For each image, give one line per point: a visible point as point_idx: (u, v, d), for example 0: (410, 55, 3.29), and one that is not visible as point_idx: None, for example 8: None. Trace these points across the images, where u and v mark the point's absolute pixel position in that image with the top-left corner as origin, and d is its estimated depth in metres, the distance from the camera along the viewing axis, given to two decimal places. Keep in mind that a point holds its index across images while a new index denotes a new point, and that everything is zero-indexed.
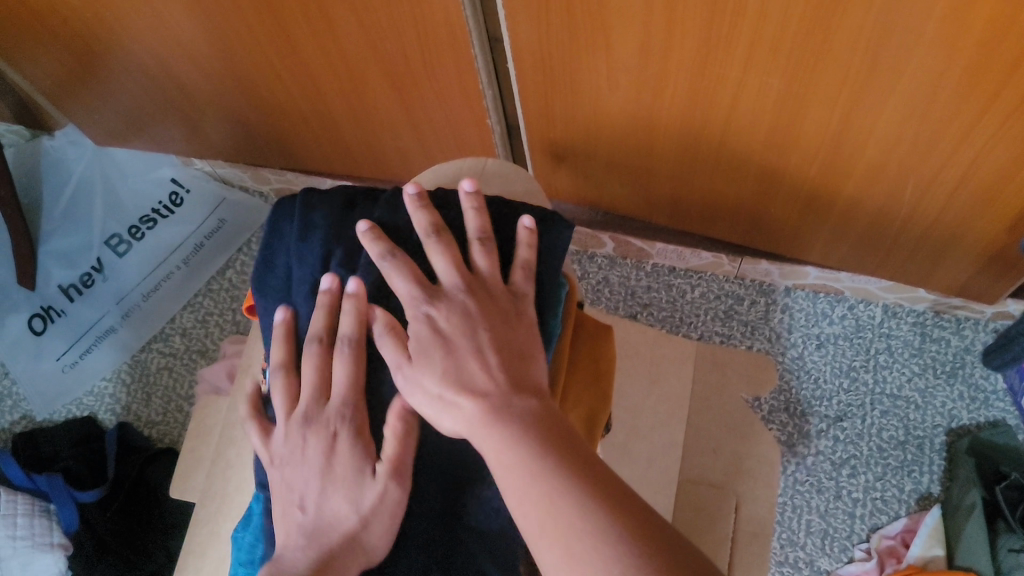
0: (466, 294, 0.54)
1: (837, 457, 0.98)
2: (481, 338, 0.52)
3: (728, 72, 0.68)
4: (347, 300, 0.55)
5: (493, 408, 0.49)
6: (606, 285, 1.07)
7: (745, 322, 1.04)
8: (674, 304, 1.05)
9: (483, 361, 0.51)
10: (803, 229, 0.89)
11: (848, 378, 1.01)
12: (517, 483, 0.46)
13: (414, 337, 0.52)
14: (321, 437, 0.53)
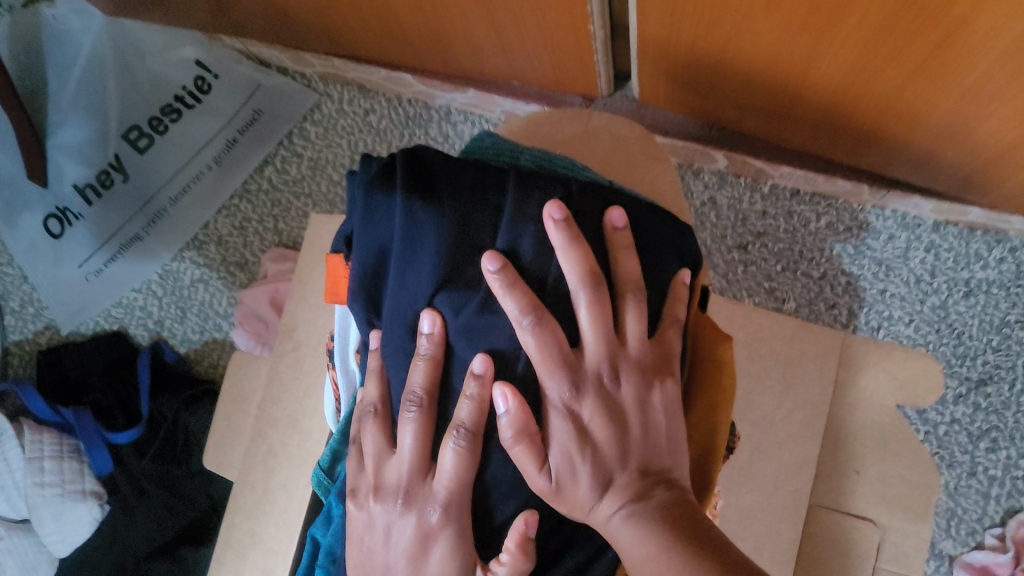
0: (613, 383, 0.50)
1: (975, 428, 0.84)
2: (624, 431, 0.49)
3: (945, 14, 0.48)
4: (473, 383, 0.48)
5: (640, 508, 0.48)
6: (712, 207, 0.90)
7: (878, 260, 0.87)
8: (795, 234, 0.88)
9: (624, 455, 0.49)
10: (983, 171, 0.70)
11: (999, 336, 0.84)
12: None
13: (555, 426, 0.49)
14: (417, 522, 0.50)
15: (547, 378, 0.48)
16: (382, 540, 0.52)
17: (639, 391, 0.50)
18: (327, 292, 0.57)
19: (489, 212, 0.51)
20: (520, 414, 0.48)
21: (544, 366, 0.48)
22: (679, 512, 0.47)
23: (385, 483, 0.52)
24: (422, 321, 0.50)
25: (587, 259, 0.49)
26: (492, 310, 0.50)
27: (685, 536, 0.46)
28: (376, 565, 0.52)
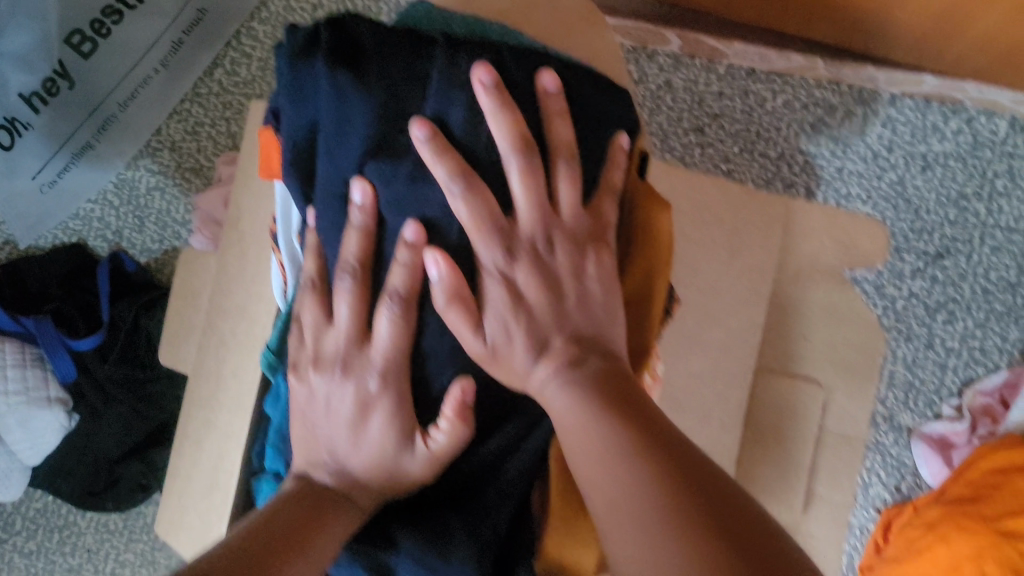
0: (548, 251, 0.48)
1: (932, 301, 0.84)
2: (560, 297, 0.48)
3: None
4: (403, 251, 0.47)
5: (575, 374, 0.46)
6: (667, 90, 0.88)
7: (835, 137, 0.86)
8: (751, 115, 0.87)
9: (561, 323, 0.48)
10: (936, 31, 0.69)
11: (955, 208, 0.85)
12: (589, 454, 0.43)
13: (488, 292, 0.47)
14: (354, 392, 0.50)
15: (479, 242, 0.47)
16: (319, 410, 0.51)
17: (573, 259, 0.49)
18: (263, 165, 0.54)
19: (414, 80, 0.47)
20: (451, 281, 0.47)
21: (476, 230, 0.47)
22: (617, 385, 0.46)
23: (323, 353, 0.51)
24: (354, 190, 0.47)
25: (518, 121, 0.46)
26: (422, 180, 0.47)
27: (623, 410, 0.44)
28: (318, 436, 0.51)
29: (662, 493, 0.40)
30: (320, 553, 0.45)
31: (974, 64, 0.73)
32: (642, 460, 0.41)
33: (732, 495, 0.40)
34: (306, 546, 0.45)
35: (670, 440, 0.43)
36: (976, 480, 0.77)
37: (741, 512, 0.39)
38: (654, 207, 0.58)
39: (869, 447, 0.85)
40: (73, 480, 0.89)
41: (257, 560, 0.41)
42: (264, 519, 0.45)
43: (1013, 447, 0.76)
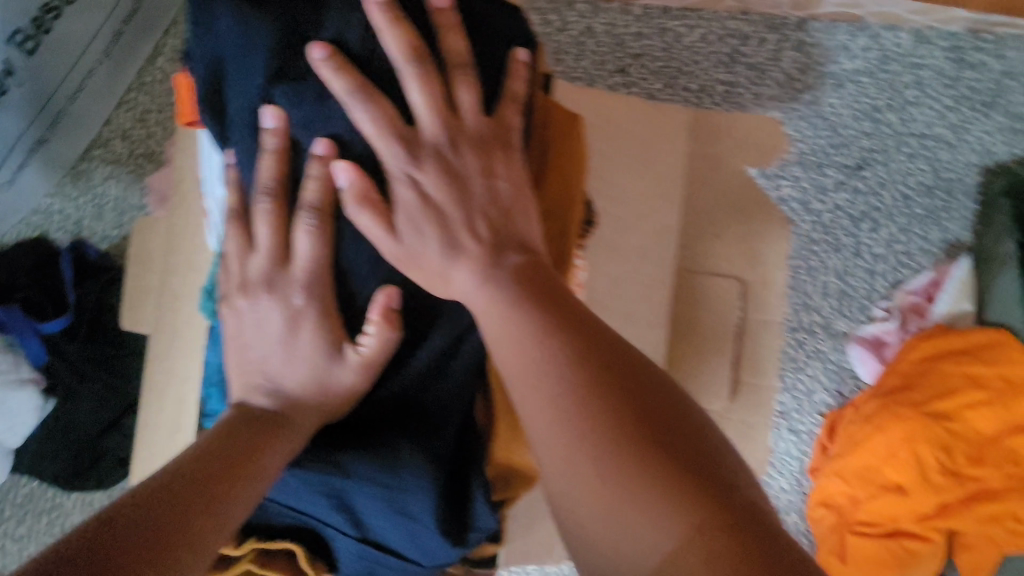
0: (454, 156, 0.51)
1: (856, 211, 0.89)
2: (468, 199, 0.51)
3: None
4: (315, 168, 0.49)
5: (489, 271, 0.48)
6: (589, 35, 0.92)
7: (752, 65, 0.90)
8: (671, 51, 0.91)
9: (470, 222, 0.50)
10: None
11: (870, 121, 0.89)
12: (505, 339, 0.45)
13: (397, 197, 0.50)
14: (280, 309, 0.50)
15: (383, 150, 0.49)
16: (248, 336, 0.52)
17: (478, 163, 0.51)
18: (182, 113, 0.58)
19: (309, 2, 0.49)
20: (361, 189, 0.49)
21: (380, 138, 0.49)
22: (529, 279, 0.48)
23: (249, 279, 0.52)
24: (263, 116, 0.49)
25: (408, 33, 0.49)
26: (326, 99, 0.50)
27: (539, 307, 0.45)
28: (250, 361, 0.52)
29: (586, 394, 0.39)
30: (256, 485, 0.45)
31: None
32: (552, 337, 0.42)
33: (654, 386, 0.41)
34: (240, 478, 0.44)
35: (587, 331, 0.43)
36: (907, 372, 0.79)
37: (662, 403, 0.40)
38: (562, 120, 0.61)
39: (809, 355, 0.88)
40: (57, 462, 0.92)
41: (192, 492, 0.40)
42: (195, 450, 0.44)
43: (941, 336, 0.79)
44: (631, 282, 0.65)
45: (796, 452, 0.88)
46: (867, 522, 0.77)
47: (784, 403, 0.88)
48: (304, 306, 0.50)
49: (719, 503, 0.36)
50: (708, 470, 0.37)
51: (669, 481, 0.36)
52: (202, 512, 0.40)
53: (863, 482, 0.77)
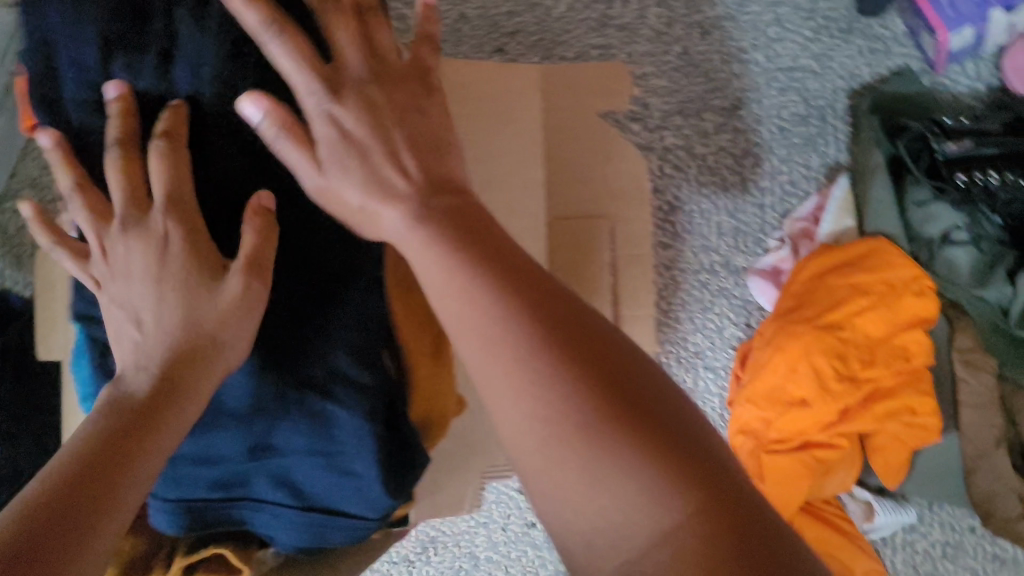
0: (378, 96, 0.45)
1: (739, 149, 0.92)
2: (393, 137, 0.44)
3: None
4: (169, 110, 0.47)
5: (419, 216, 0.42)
6: (464, 21, 0.94)
7: (621, 25, 0.93)
8: (543, 23, 0.94)
9: (395, 160, 0.44)
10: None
11: (740, 63, 0.92)
12: (448, 304, 0.38)
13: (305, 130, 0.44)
14: (144, 248, 0.44)
15: (299, 85, 0.44)
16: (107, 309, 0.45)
17: (402, 102, 0.46)
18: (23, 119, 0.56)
19: None
20: (277, 118, 0.44)
21: (297, 69, 0.44)
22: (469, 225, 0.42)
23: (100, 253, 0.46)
24: (105, 87, 0.47)
25: None
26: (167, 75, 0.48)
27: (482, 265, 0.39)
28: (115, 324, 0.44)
29: (552, 384, 0.34)
30: (161, 451, 0.40)
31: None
32: (505, 297, 0.37)
33: (622, 361, 0.35)
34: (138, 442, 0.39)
35: (537, 289, 0.38)
36: (801, 294, 0.81)
37: (634, 380, 0.35)
38: None
39: (715, 293, 0.91)
40: None
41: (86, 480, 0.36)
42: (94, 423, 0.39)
43: (825, 255, 0.82)
44: None
45: (714, 389, 0.91)
46: (779, 440, 0.79)
47: (698, 344, 0.91)
48: (172, 241, 0.44)
49: (719, 499, 0.31)
50: (688, 450, 0.33)
51: (659, 475, 0.32)
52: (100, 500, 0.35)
53: (770, 402, 0.79)
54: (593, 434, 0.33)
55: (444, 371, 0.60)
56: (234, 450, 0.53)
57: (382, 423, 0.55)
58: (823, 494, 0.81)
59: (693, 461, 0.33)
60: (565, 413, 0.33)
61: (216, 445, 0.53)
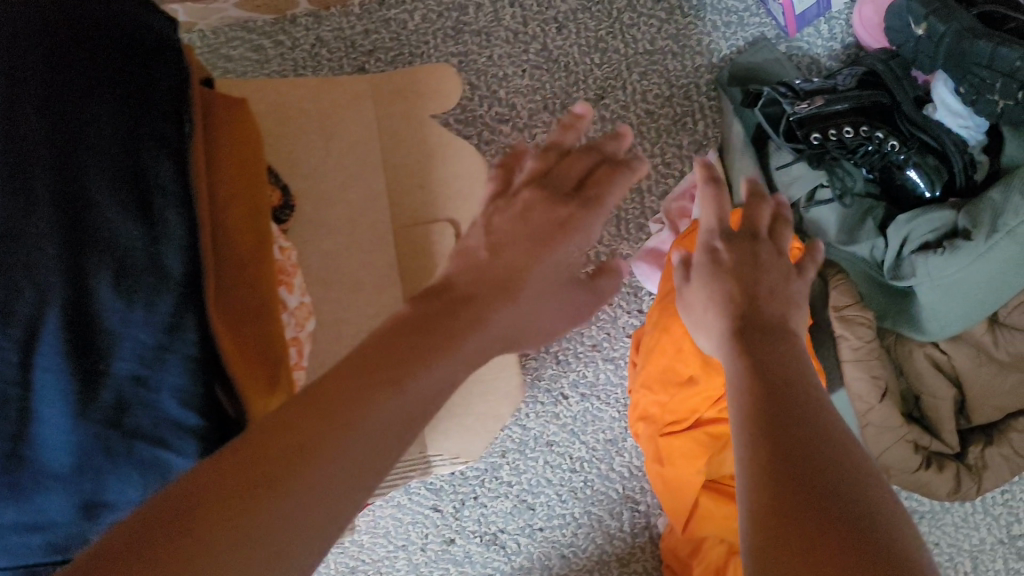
0: (718, 253, 0.54)
1: (610, 138, 0.91)
2: (723, 283, 0.51)
3: None
4: None
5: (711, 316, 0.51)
6: (321, 45, 0.94)
7: (476, 30, 0.93)
8: (399, 37, 0.94)
9: (722, 283, 0.52)
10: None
11: (599, 52, 0.92)
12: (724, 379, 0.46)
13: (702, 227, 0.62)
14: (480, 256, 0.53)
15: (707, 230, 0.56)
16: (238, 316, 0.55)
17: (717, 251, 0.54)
18: None
19: None
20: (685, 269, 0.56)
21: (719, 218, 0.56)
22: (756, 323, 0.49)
23: None
24: None
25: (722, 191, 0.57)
26: None
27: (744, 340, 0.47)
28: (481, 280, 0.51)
29: (751, 442, 0.40)
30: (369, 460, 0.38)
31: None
32: (747, 387, 0.44)
33: (856, 476, 0.38)
34: (352, 413, 0.38)
35: (779, 387, 0.43)
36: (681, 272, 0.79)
37: (818, 453, 0.38)
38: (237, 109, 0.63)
39: None
40: None
41: (259, 481, 0.34)
42: (278, 423, 0.37)
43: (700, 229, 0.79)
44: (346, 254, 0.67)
45: (616, 379, 0.90)
46: (672, 421, 0.79)
47: (595, 336, 0.90)
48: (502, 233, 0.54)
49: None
50: (845, 524, 0.34)
51: (808, 536, 0.34)
52: (274, 496, 0.34)
53: (658, 387, 0.79)
54: (769, 472, 0.38)
55: (282, 394, 0.60)
56: (62, 515, 0.50)
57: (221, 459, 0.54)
58: (725, 471, 0.80)
59: (859, 548, 0.33)
60: (756, 439, 0.40)
61: (41, 515, 0.50)
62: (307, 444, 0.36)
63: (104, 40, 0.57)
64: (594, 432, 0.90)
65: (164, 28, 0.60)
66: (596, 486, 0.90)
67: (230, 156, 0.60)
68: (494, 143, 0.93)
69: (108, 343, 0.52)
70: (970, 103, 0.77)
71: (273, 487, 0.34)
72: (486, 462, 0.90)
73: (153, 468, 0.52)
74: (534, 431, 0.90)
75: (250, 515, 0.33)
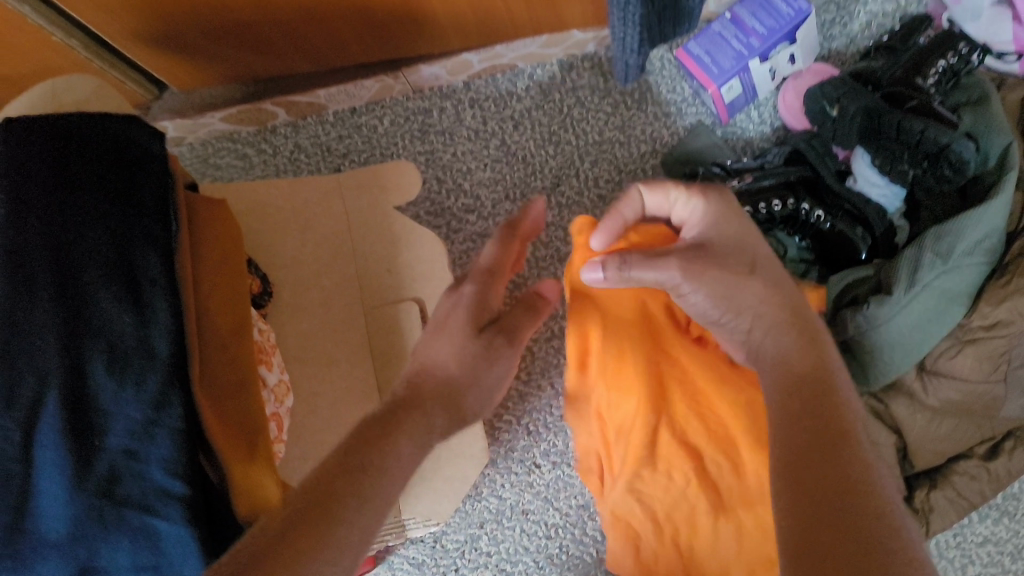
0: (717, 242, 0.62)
1: (566, 222, 0.99)
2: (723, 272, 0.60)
3: None
4: None
5: (762, 293, 0.60)
6: (300, 151, 1.03)
7: (441, 130, 1.02)
8: (371, 141, 1.03)
9: (712, 275, 0.60)
10: (454, 6, 0.85)
11: (553, 145, 1.01)
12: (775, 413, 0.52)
13: (631, 219, 0.69)
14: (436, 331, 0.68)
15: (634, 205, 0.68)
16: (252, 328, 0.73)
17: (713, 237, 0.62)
18: None
19: None
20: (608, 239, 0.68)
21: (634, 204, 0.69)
22: (780, 296, 0.60)
23: None
24: None
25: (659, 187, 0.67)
26: None
27: (792, 316, 0.59)
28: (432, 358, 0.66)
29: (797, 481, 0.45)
30: (340, 523, 0.52)
31: (482, 18, 0.88)
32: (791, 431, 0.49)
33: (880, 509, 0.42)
34: (346, 484, 0.54)
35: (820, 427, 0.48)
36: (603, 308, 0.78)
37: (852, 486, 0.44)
38: (213, 208, 0.70)
39: None
40: None
41: (265, 557, 0.48)
42: (255, 540, 0.49)
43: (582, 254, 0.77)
44: (319, 336, 0.74)
45: None
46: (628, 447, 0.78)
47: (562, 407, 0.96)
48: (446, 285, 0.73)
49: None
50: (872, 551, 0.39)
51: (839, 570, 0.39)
52: (295, 540, 0.49)
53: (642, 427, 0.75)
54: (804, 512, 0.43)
55: (262, 462, 0.64)
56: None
57: (203, 522, 0.59)
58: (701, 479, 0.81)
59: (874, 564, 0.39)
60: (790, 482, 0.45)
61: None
62: (304, 522, 0.51)
63: (97, 151, 0.64)
64: (567, 498, 0.95)
65: (151, 137, 0.68)
66: (571, 551, 0.95)
67: (209, 248, 0.67)
68: (461, 231, 1.00)
69: (101, 423, 0.58)
70: (887, 173, 0.84)
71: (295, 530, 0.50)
72: (465, 533, 0.96)
73: (141, 532, 0.57)
74: (511, 500, 0.96)
75: (279, 552, 0.48)
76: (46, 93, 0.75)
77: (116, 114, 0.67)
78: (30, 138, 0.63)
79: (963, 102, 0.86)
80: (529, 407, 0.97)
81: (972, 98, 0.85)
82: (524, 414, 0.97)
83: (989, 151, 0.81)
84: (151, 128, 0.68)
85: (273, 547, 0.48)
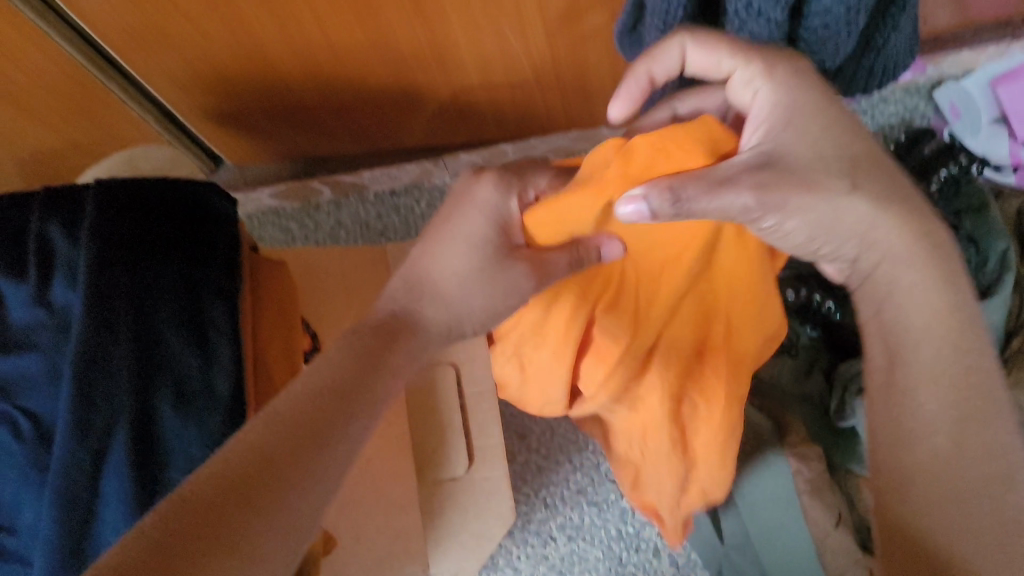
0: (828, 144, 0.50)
1: None
2: (833, 186, 0.49)
3: (302, 17, 0.73)
4: None
5: (884, 210, 0.50)
6: (341, 227, 1.10)
7: None
8: (408, 221, 1.09)
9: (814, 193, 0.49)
10: (496, 98, 0.92)
11: None
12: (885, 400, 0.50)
13: (660, 75, 0.56)
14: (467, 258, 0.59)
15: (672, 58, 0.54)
16: None
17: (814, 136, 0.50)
18: None
19: (20, 226, 0.67)
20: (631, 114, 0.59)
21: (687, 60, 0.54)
22: (908, 213, 0.51)
23: None
24: None
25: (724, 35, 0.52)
26: (44, 296, 0.64)
27: (920, 244, 0.51)
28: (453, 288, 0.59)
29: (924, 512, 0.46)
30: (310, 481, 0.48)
31: (520, 111, 0.96)
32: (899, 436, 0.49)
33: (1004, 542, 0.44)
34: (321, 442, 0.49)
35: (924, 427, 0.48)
36: (625, 171, 0.52)
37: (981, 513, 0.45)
38: (273, 270, 0.76)
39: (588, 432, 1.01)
40: None
41: (227, 511, 0.44)
42: (215, 485, 0.45)
43: (567, 196, 0.56)
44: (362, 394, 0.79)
45: (599, 521, 0.99)
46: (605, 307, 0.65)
47: (579, 482, 1.00)
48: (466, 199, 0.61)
49: None
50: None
51: None
52: (259, 497, 0.45)
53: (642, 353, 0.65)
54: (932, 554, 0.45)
55: None
56: None
57: None
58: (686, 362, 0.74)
59: None
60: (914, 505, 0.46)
61: None
62: (273, 473, 0.47)
63: (175, 212, 0.70)
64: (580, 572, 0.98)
65: (224, 202, 0.74)
66: None
67: (268, 308, 0.73)
68: None
69: (162, 457, 0.62)
70: None
71: (257, 487, 0.46)
72: None
73: None
74: (525, 572, 0.99)
75: (241, 512, 0.45)
76: (125, 161, 0.83)
77: (192, 180, 0.74)
78: (116, 192, 0.68)
79: (963, 208, 0.90)
80: (548, 481, 1.00)
81: (975, 206, 0.90)
82: (543, 487, 1.01)
83: (989, 254, 0.87)
84: (223, 194, 0.75)
85: (236, 503, 0.44)
